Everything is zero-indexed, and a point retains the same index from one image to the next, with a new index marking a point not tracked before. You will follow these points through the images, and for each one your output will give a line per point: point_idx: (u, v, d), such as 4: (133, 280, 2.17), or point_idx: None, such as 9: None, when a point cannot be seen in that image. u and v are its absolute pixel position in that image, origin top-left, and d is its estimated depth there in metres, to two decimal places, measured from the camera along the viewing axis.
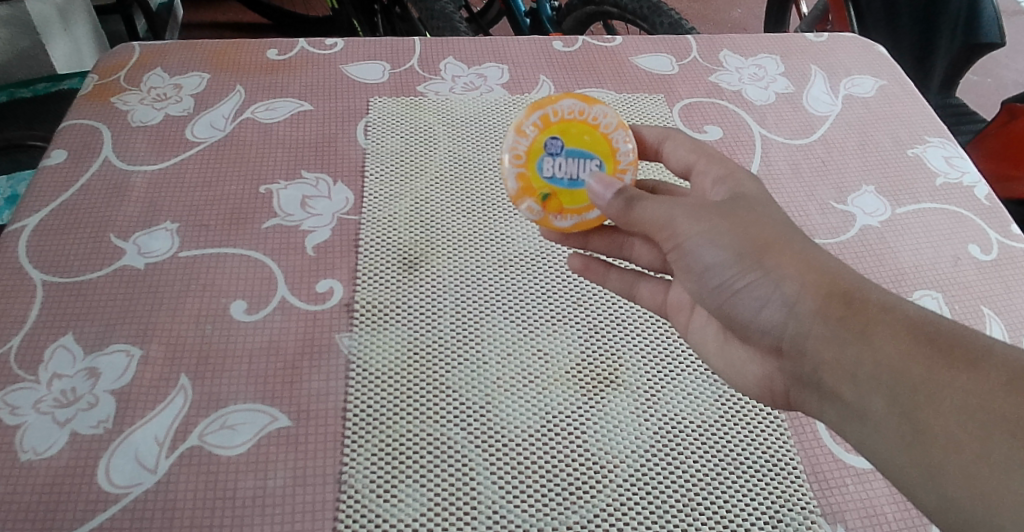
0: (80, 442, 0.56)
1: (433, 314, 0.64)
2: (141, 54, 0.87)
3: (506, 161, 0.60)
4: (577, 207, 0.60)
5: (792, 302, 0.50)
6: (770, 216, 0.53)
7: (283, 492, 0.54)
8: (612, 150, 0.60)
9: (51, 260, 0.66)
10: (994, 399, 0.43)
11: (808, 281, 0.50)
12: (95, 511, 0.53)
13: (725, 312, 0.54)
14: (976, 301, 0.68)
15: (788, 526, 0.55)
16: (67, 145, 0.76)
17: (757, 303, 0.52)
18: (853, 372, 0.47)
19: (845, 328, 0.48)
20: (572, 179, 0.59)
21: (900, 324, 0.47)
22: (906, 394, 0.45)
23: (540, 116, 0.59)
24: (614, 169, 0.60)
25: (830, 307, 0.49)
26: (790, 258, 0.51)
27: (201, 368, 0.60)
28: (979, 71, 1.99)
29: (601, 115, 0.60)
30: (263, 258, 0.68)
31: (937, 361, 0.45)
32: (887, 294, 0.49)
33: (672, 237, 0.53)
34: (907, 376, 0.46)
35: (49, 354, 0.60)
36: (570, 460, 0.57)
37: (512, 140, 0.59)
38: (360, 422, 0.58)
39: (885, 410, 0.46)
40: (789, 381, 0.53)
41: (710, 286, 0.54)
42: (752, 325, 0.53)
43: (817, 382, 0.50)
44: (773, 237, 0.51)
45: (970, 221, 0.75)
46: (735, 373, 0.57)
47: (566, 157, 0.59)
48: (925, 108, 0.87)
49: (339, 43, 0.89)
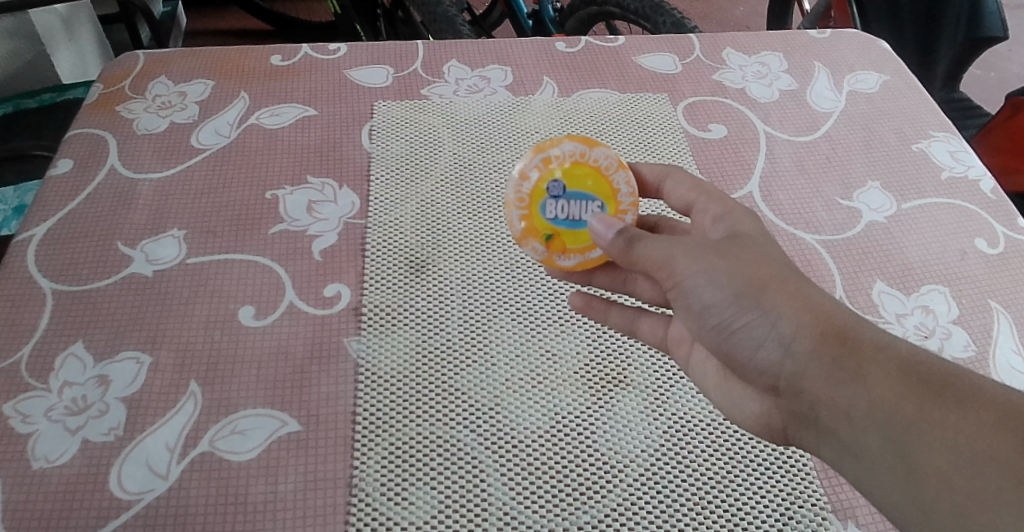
0: (91, 450, 0.56)
1: (441, 317, 0.65)
2: (145, 62, 0.87)
3: (510, 204, 0.59)
4: (580, 247, 0.59)
5: (788, 342, 0.49)
6: (768, 255, 0.52)
7: (295, 496, 0.54)
8: (613, 191, 0.59)
9: (61, 269, 0.66)
10: (985, 437, 0.43)
11: (804, 319, 0.49)
12: (107, 518, 0.53)
13: (724, 351, 0.53)
14: (984, 296, 0.68)
15: (800, 524, 0.55)
16: (74, 155, 0.76)
17: (754, 343, 0.50)
18: (847, 411, 0.46)
19: (839, 368, 0.47)
20: (575, 220, 0.58)
21: (892, 362, 0.46)
22: (897, 433, 0.45)
23: (541, 159, 0.58)
24: (615, 211, 0.59)
25: (826, 346, 0.48)
26: (787, 297, 0.49)
27: (210, 374, 0.60)
28: (981, 65, 1.98)
29: (601, 157, 0.59)
30: (270, 263, 0.68)
31: (929, 399, 0.45)
32: (879, 332, 0.48)
33: (671, 276, 0.52)
34: (898, 415, 0.45)
35: (59, 362, 0.60)
36: (581, 460, 0.57)
37: (515, 184, 0.59)
38: (371, 426, 0.58)
39: (878, 447, 0.45)
40: (786, 418, 0.51)
41: (709, 325, 0.52)
42: (750, 365, 0.51)
43: (813, 418, 0.49)
44: (768, 277, 0.50)
45: (976, 215, 0.75)
46: (735, 409, 0.55)
47: (569, 199, 0.58)
48: (928, 103, 0.87)
49: (342, 48, 0.90)
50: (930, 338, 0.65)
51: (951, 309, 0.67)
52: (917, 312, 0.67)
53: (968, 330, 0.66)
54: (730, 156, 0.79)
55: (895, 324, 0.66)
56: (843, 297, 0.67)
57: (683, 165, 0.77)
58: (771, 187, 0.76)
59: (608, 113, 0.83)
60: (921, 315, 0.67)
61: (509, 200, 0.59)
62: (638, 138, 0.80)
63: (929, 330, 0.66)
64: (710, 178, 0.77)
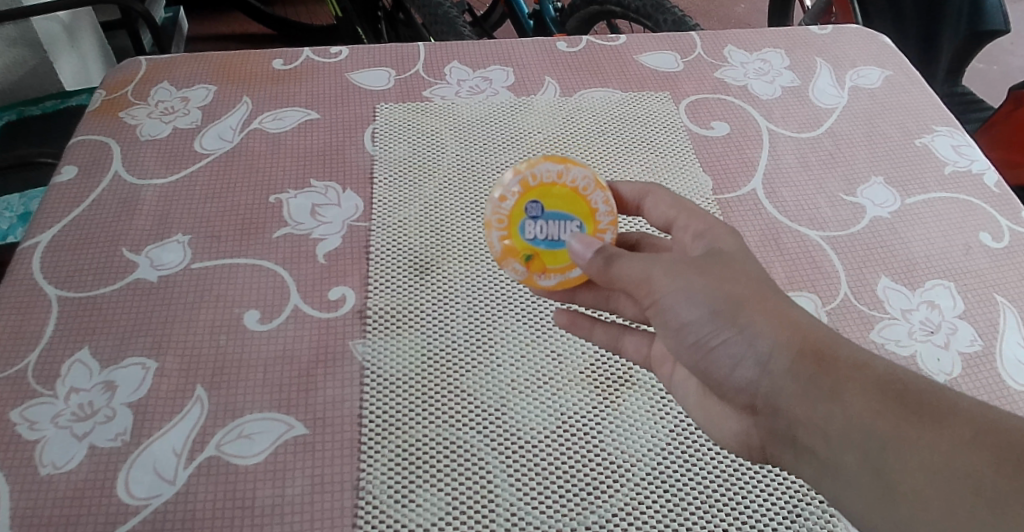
0: (99, 455, 0.56)
1: (446, 318, 0.65)
2: (148, 68, 0.87)
3: (490, 225, 0.58)
4: (560, 266, 0.58)
5: (765, 361, 0.48)
6: (746, 273, 0.51)
7: (302, 499, 0.55)
8: (591, 211, 0.59)
9: (65, 276, 0.66)
10: (960, 455, 0.42)
11: (781, 337, 0.48)
12: (117, 522, 0.53)
13: (701, 369, 0.52)
14: (989, 290, 0.68)
15: (808, 521, 0.55)
16: (77, 161, 0.76)
17: (732, 361, 0.50)
18: (824, 429, 0.46)
19: (815, 386, 0.47)
20: (554, 240, 0.58)
21: (869, 379, 0.46)
22: (873, 450, 0.44)
23: (518, 180, 0.58)
24: (593, 230, 0.59)
25: (803, 365, 0.47)
26: (764, 315, 0.49)
27: (216, 379, 0.60)
28: (984, 59, 1.98)
29: (578, 177, 0.58)
30: (274, 266, 0.68)
31: (905, 416, 0.44)
32: (857, 348, 0.48)
33: (650, 294, 0.52)
34: (875, 432, 0.44)
35: (66, 369, 0.61)
36: (587, 460, 0.57)
37: (494, 205, 0.58)
38: (378, 427, 0.58)
39: (856, 465, 0.45)
40: (764, 437, 0.50)
41: (688, 342, 0.51)
42: (727, 383, 0.51)
43: (791, 438, 0.48)
44: (746, 294, 0.50)
45: (980, 209, 0.74)
46: (715, 426, 0.54)
47: (547, 220, 0.58)
48: (931, 97, 0.87)
49: (344, 51, 0.90)
50: (935, 333, 0.65)
51: (957, 303, 0.67)
52: (923, 306, 0.67)
53: (974, 324, 0.66)
54: (733, 152, 0.79)
55: (900, 320, 0.66)
56: (847, 297, 0.67)
57: (686, 166, 0.77)
58: (773, 184, 0.76)
59: (609, 112, 0.83)
60: (926, 310, 0.67)
61: (488, 222, 0.58)
62: (640, 137, 0.80)
63: (934, 326, 0.65)
64: (714, 177, 0.77)
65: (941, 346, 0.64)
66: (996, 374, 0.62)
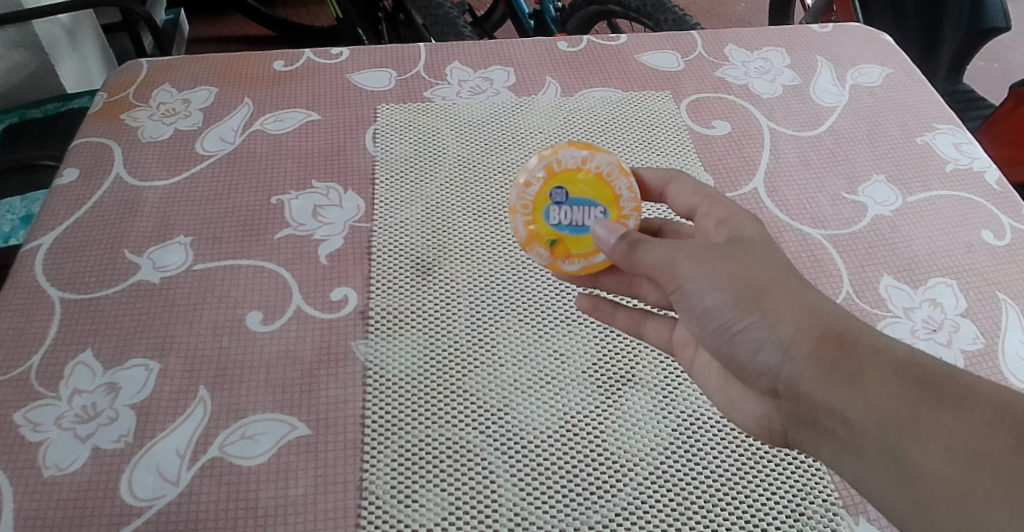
0: (102, 457, 0.56)
1: (448, 319, 0.65)
2: (148, 70, 0.87)
3: (516, 210, 0.58)
4: (584, 251, 0.58)
5: (786, 346, 0.49)
6: (770, 259, 0.51)
7: (305, 500, 0.55)
8: (615, 197, 0.59)
9: (68, 278, 0.66)
10: (979, 437, 0.42)
11: (801, 325, 0.48)
12: (118, 525, 0.53)
13: (724, 353, 0.52)
14: (991, 289, 0.68)
15: (811, 520, 0.54)
16: (79, 164, 0.76)
17: (753, 346, 0.50)
18: (843, 413, 0.46)
19: (836, 371, 0.47)
20: (578, 225, 0.58)
21: (888, 364, 0.46)
22: (890, 434, 0.44)
23: (543, 166, 0.58)
24: (617, 216, 0.59)
25: (823, 351, 0.47)
26: (785, 301, 0.49)
27: (219, 380, 0.60)
28: (984, 56, 1.97)
29: (603, 163, 0.58)
30: (275, 268, 0.68)
31: (923, 399, 0.44)
32: (879, 334, 0.48)
33: (673, 280, 0.52)
34: (893, 416, 0.44)
35: (69, 371, 0.61)
36: (590, 460, 0.57)
37: (519, 191, 0.58)
38: (380, 428, 0.58)
39: (874, 448, 0.45)
40: (787, 420, 0.51)
41: (711, 327, 0.52)
42: (749, 367, 0.51)
43: (812, 420, 0.49)
44: (767, 282, 0.50)
45: (982, 207, 0.74)
46: (737, 409, 0.55)
47: (571, 205, 0.58)
48: (931, 96, 0.86)
49: (344, 52, 0.90)
50: (938, 331, 0.65)
51: (959, 302, 0.67)
52: (924, 305, 0.67)
53: (977, 322, 0.65)
54: (735, 152, 0.79)
55: (902, 318, 0.66)
56: (850, 295, 0.67)
57: (687, 165, 0.77)
58: (775, 183, 0.76)
59: (609, 113, 0.83)
60: (928, 308, 0.66)
61: (513, 207, 0.58)
62: (644, 137, 0.80)
63: (937, 323, 0.65)
64: (714, 176, 0.77)
65: (943, 344, 0.64)
66: (998, 372, 0.62)
